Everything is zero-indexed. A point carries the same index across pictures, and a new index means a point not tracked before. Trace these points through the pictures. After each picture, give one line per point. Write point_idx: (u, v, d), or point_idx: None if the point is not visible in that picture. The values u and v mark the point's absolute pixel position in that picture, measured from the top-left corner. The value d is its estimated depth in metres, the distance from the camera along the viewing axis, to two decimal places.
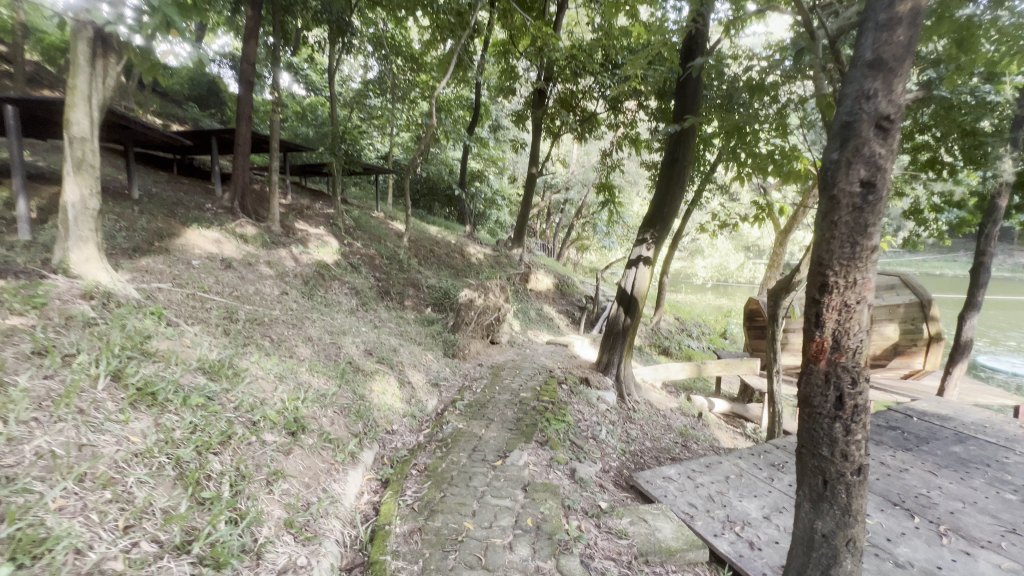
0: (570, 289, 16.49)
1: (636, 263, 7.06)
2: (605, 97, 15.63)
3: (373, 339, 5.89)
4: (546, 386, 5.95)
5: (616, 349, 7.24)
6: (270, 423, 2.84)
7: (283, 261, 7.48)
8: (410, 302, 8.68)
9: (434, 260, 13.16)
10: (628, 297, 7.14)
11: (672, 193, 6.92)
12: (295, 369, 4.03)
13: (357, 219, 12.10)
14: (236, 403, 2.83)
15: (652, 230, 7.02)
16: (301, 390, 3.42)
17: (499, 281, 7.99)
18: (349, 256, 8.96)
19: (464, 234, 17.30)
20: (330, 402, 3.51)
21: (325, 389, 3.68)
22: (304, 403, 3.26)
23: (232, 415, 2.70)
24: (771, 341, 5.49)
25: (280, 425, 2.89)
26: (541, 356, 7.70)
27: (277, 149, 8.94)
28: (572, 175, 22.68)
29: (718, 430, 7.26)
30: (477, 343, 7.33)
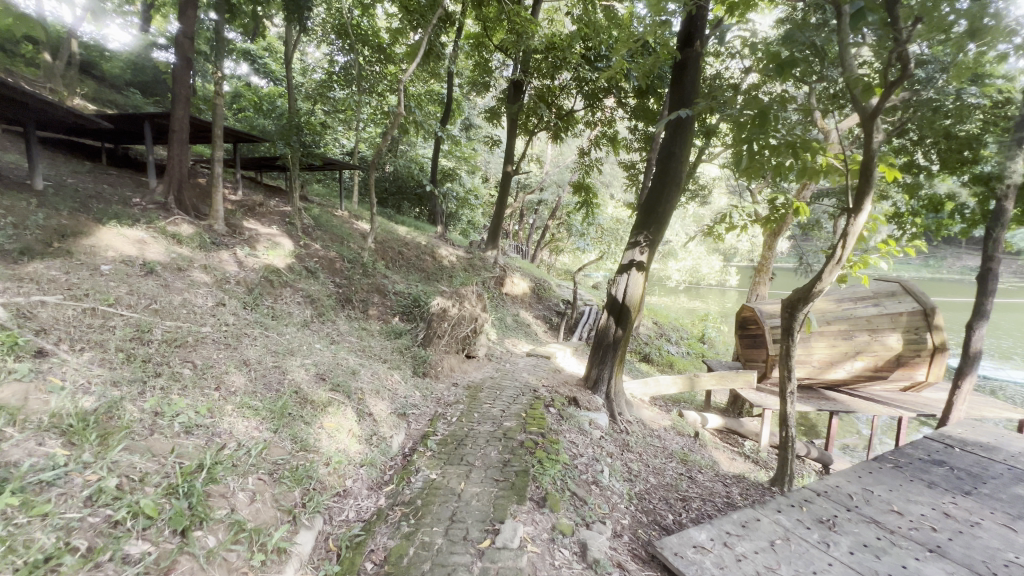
0: (547, 294, 15.80)
1: (629, 269, 6.40)
2: (583, 93, 15.13)
3: (329, 358, 5.00)
4: (532, 410, 5.18)
5: (606, 364, 6.55)
6: (144, 521, 2.07)
7: (224, 265, 6.44)
8: (375, 311, 7.77)
9: (403, 263, 12.21)
10: (619, 306, 6.47)
11: (669, 191, 6.26)
12: (214, 412, 3.11)
13: (317, 218, 11.04)
14: (89, 490, 2.06)
15: (646, 233, 6.37)
16: (212, 453, 2.60)
17: (476, 287, 7.18)
18: (305, 259, 7.95)
19: (436, 236, 16.38)
20: (252, 468, 2.67)
21: (254, 445, 2.85)
22: (212, 475, 2.45)
23: (74, 517, 1.94)
24: (785, 358, 4.89)
25: (162, 523, 2.11)
26: (523, 372, 6.91)
27: (221, 138, 7.86)
28: (547, 175, 22.07)
29: (716, 450, 6.67)
30: (450, 359, 6.48)
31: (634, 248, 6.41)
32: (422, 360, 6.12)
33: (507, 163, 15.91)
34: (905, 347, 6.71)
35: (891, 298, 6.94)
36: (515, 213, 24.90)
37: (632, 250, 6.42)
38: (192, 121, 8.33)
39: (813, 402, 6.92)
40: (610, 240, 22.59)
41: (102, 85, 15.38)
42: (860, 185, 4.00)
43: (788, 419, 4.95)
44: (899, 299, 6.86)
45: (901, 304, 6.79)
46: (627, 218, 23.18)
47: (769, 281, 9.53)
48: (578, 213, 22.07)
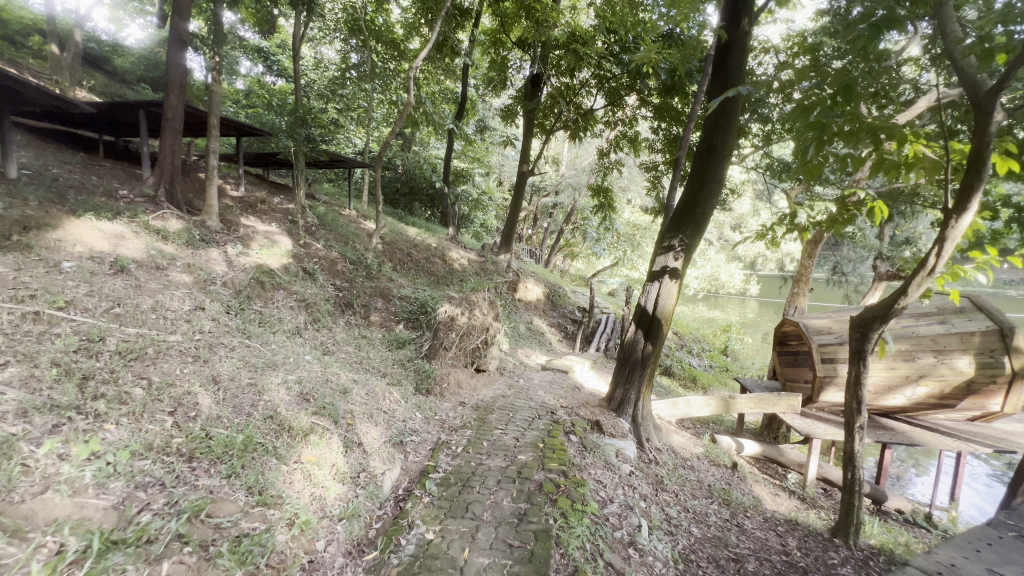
0: (561, 300, 15.10)
1: (662, 276, 5.66)
2: (605, 91, 14.49)
3: (317, 373, 4.35)
4: (549, 439, 4.47)
5: (633, 384, 5.81)
6: None
7: (211, 263, 5.87)
8: (378, 318, 7.13)
9: (411, 266, 11.62)
10: (649, 318, 5.73)
11: (709, 189, 5.52)
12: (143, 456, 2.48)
13: (323, 217, 10.52)
14: None
15: (681, 236, 5.63)
16: (105, 533, 2.01)
17: (487, 294, 6.50)
18: (303, 259, 7.35)
19: (447, 238, 15.81)
20: (167, 553, 2.06)
21: (185, 510, 2.26)
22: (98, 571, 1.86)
23: None
24: (853, 387, 4.12)
25: None
26: (538, 390, 6.20)
27: (217, 128, 7.33)
28: (562, 178, 21.41)
29: (756, 484, 5.89)
30: (458, 373, 5.79)
31: (669, 253, 5.66)
32: (426, 375, 5.44)
33: (523, 163, 15.28)
34: (977, 372, 5.86)
35: (960, 315, 6.09)
36: (528, 216, 24.25)
37: (665, 255, 5.68)
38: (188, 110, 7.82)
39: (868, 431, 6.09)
40: (627, 246, 21.80)
41: (113, 80, 15.09)
42: (968, 179, 3.23)
43: (856, 460, 4.15)
44: (969, 317, 6.02)
45: (972, 323, 5.96)
46: (645, 223, 22.41)
47: (809, 293, 8.65)
48: (594, 217, 21.36)
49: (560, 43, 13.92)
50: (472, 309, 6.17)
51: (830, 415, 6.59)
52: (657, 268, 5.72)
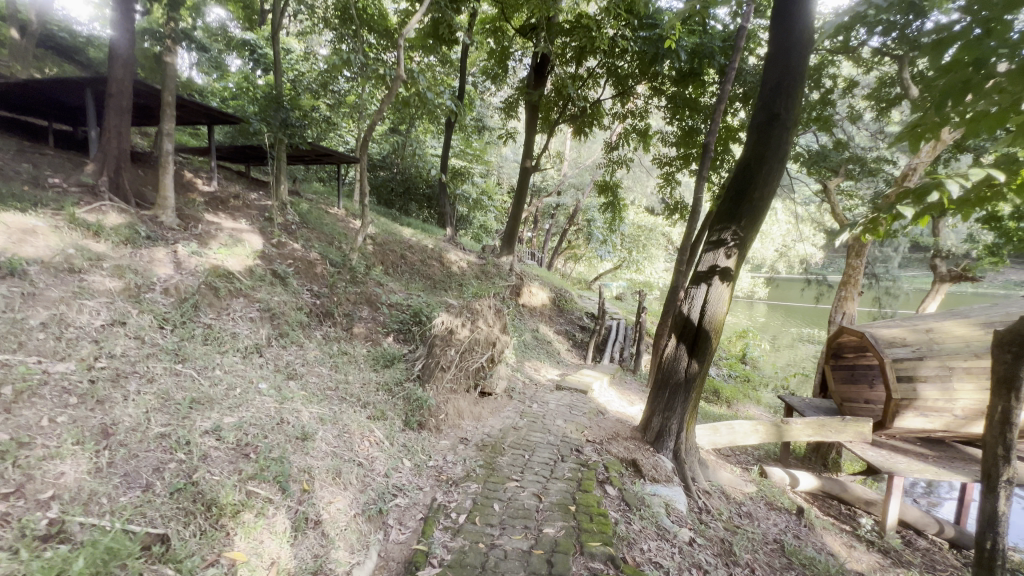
0: (568, 305, 14.03)
1: (710, 278, 4.60)
2: (614, 79, 13.47)
3: (270, 411, 3.26)
4: (581, 495, 3.38)
5: (675, 412, 4.72)
6: None
7: (152, 265, 4.76)
8: (362, 330, 6.04)
9: (404, 270, 10.55)
10: (695, 330, 4.64)
11: (770, 168, 4.45)
12: None
13: (306, 216, 9.45)
14: None
15: (735, 228, 4.54)
16: None
17: (492, 301, 5.41)
18: (274, 261, 6.24)
19: (444, 239, 14.71)
20: None
21: None
22: None
23: None
24: (997, 424, 2.90)
25: None
26: (556, 417, 5.08)
27: (173, 108, 6.26)
28: (565, 178, 20.43)
29: (827, 533, 4.80)
30: (459, 400, 4.66)
31: (718, 248, 4.58)
32: (419, 403, 4.32)
33: (526, 157, 14.20)
34: None
35: None
36: (529, 218, 23.19)
37: (713, 250, 4.61)
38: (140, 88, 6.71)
39: (963, 468, 4.97)
40: (633, 247, 20.82)
41: (86, 73, 13.79)
42: None
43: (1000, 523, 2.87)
44: None
45: None
46: (650, 223, 21.43)
47: (858, 296, 7.62)
48: (599, 218, 20.36)
49: (566, 28, 12.90)
50: (475, 318, 5.09)
51: (905, 443, 5.51)
52: (704, 268, 4.65)
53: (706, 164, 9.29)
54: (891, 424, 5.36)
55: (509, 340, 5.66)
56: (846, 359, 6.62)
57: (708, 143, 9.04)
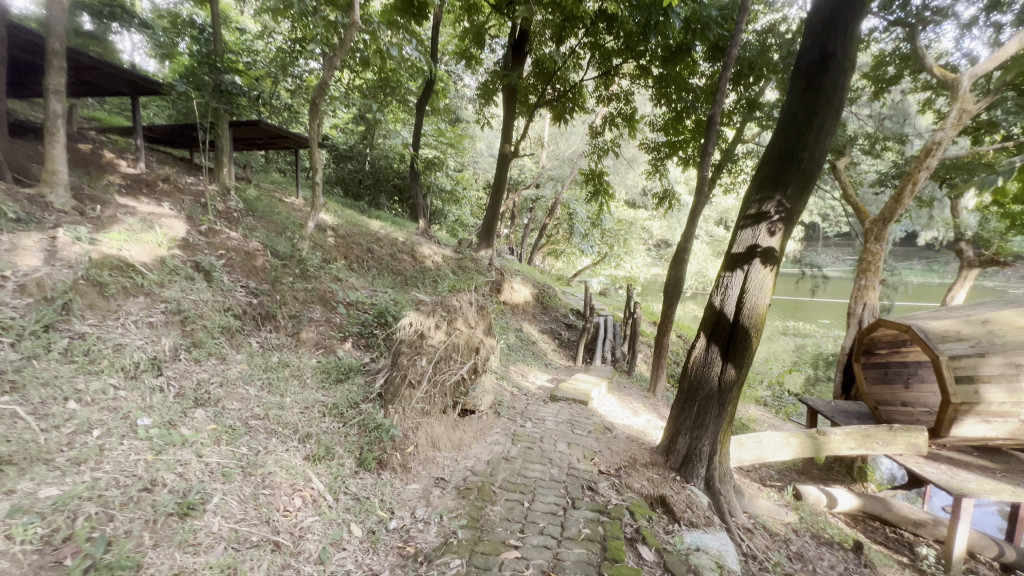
0: (552, 302, 13.06)
1: (749, 262, 3.67)
2: (598, 58, 12.59)
3: (132, 474, 2.17)
4: (607, 570, 2.40)
5: (708, 430, 3.76)
6: None
7: (10, 253, 3.52)
8: (311, 336, 4.87)
9: (369, 265, 9.37)
10: (733, 327, 3.69)
11: (822, 121, 3.54)
12: None
13: (254, 204, 8.19)
14: None
15: (781, 198, 3.62)
16: None
17: (473, 296, 4.36)
18: (199, 251, 5.02)
19: (417, 232, 13.51)
20: None
21: None
22: None
23: None
24: None
25: None
26: (557, 439, 4.06)
27: (64, 60, 4.96)
28: (544, 169, 19.49)
29: (889, 571, 3.93)
30: (434, 425, 3.58)
31: (759, 224, 3.65)
32: (379, 434, 3.22)
33: (506, 142, 13.05)
34: None
35: None
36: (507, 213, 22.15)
37: (753, 227, 3.68)
38: (24, 39, 5.35)
39: None
40: (615, 241, 20.04)
41: None
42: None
43: None
44: None
45: None
46: (631, 217, 20.74)
47: (879, 286, 6.85)
48: (580, 211, 19.47)
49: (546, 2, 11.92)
50: (453, 318, 4.04)
51: (958, 454, 4.74)
52: (742, 249, 3.71)
53: (711, 137, 8.51)
54: (946, 432, 4.56)
55: (494, 344, 4.63)
56: (878, 355, 5.86)
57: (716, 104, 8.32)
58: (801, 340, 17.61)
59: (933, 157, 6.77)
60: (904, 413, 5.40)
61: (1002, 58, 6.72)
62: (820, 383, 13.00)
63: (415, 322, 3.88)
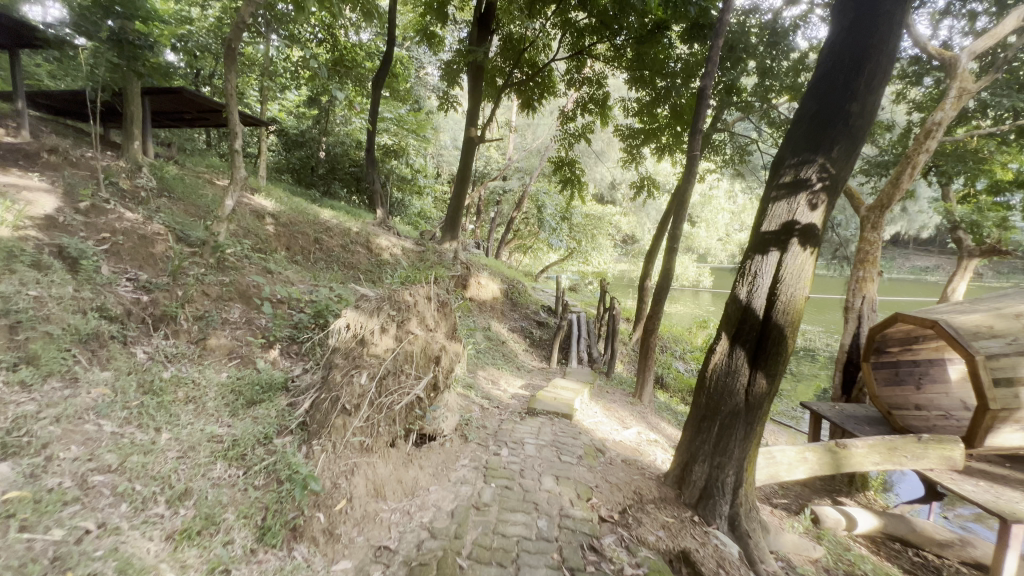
0: (522, 298, 12.24)
1: (785, 244, 2.91)
2: (569, 38, 11.83)
3: None
4: None
5: (733, 456, 2.97)
6: None
7: None
8: (223, 343, 3.80)
9: (315, 258, 8.22)
10: (766, 325, 2.91)
11: (876, 65, 2.81)
12: None
13: (174, 184, 6.92)
14: None
15: (824, 162, 2.85)
16: None
17: (431, 290, 3.42)
18: (69, 234, 3.86)
19: (375, 223, 12.36)
20: None
21: None
22: None
23: None
24: None
25: None
26: (542, 471, 3.18)
27: None
28: (511, 161, 18.59)
29: None
30: (378, 465, 2.63)
31: (799, 193, 2.88)
32: (293, 487, 2.26)
33: (471, 125, 12.00)
34: None
35: None
36: (473, 206, 21.18)
37: (789, 197, 2.91)
38: None
39: None
40: (585, 235, 19.40)
41: None
42: None
43: None
44: None
45: None
46: (600, 211, 20.16)
47: (878, 277, 6.33)
48: (550, 204, 18.74)
49: None
50: (406, 319, 3.12)
51: (987, 465, 4.20)
52: (777, 227, 2.93)
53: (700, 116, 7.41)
54: (980, 442, 4.00)
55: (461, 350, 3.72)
56: (887, 354, 5.32)
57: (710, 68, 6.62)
58: None
59: (933, 138, 6.29)
60: (921, 417, 4.87)
61: (1000, 35, 6.31)
62: (794, 379, 12.78)
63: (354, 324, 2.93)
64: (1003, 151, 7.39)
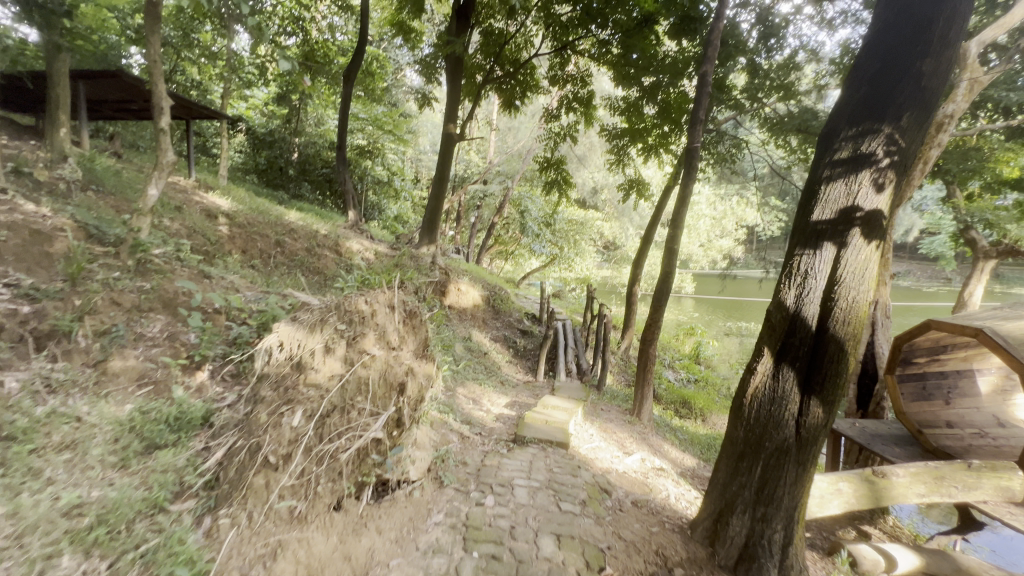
0: (506, 306, 11.56)
1: (844, 235, 2.30)
2: (552, 33, 11.32)
3: None
4: None
5: (782, 505, 2.33)
6: None
7: None
8: (132, 364, 2.99)
9: (275, 262, 7.40)
10: (824, 337, 2.29)
11: (954, 10, 2.23)
12: None
13: (107, 177, 6.05)
14: None
15: (892, 131, 2.26)
16: None
17: (395, 295, 2.70)
18: None
19: (347, 226, 11.54)
20: None
21: None
22: None
23: None
24: None
25: None
26: (536, 530, 2.48)
27: None
28: (491, 164, 17.96)
29: None
30: (314, 540, 1.91)
31: (861, 170, 2.29)
32: None
33: (449, 122, 11.31)
34: None
35: None
36: (453, 211, 20.46)
37: (848, 176, 2.31)
38: None
39: None
40: (567, 240, 18.87)
41: None
42: None
43: None
44: None
45: None
46: (583, 216, 19.67)
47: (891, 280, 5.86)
48: (532, 209, 18.17)
49: None
50: (359, 335, 2.42)
51: None
52: (834, 215, 2.33)
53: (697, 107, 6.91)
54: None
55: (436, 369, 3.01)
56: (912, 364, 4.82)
57: (709, 53, 6.07)
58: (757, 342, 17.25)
59: (944, 132, 5.89)
60: (955, 436, 4.39)
61: (1010, 22, 5.96)
62: None
63: (289, 345, 2.27)
64: (1008, 149, 7.06)
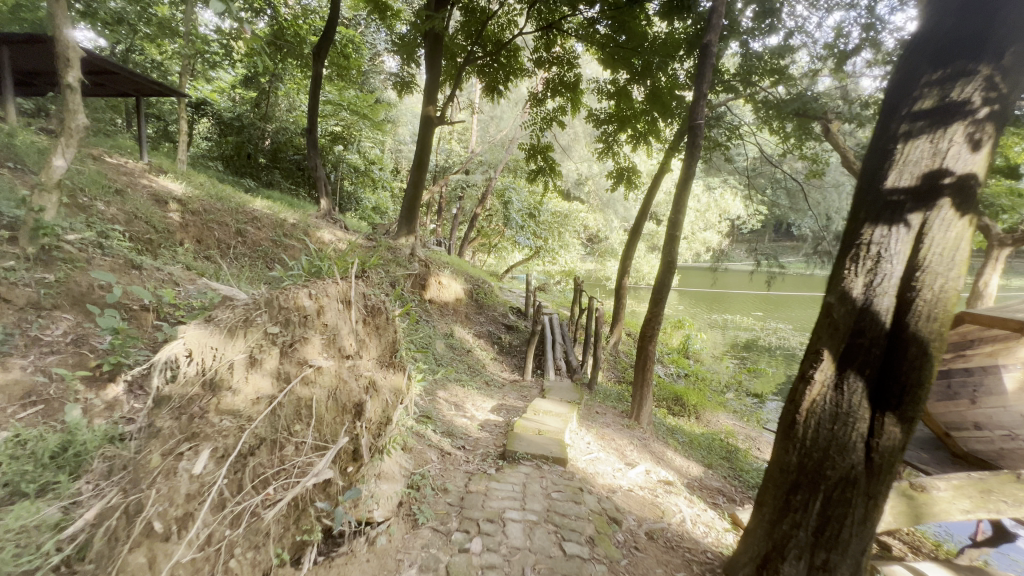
0: (490, 301, 10.99)
1: (927, 208, 1.81)
2: (537, 11, 10.69)
3: None
4: None
5: (849, 549, 1.84)
6: None
7: None
8: (15, 378, 2.34)
9: (235, 253, 6.67)
10: (906, 337, 1.79)
11: None
12: None
13: (31, 153, 5.25)
14: None
15: (994, 70, 1.75)
16: None
17: (351, 287, 2.14)
18: None
19: (320, 215, 10.77)
20: None
21: None
22: None
23: None
24: None
25: None
26: None
27: None
28: (473, 153, 17.29)
29: None
30: None
31: (952, 123, 1.80)
32: None
33: (428, 104, 10.64)
34: None
35: None
36: (433, 202, 19.72)
37: (935, 131, 1.81)
38: None
39: None
40: (551, 233, 18.34)
41: None
42: None
43: None
44: None
45: None
46: (568, 207, 19.16)
47: None
48: (516, 199, 17.57)
49: None
50: (301, 342, 1.90)
51: None
52: (914, 181, 1.84)
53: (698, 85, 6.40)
54: None
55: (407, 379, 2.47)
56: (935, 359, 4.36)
57: (713, 21, 5.55)
58: (744, 335, 17.03)
59: None
60: (987, 440, 3.91)
61: None
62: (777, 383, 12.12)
63: (204, 356, 1.73)
64: None
